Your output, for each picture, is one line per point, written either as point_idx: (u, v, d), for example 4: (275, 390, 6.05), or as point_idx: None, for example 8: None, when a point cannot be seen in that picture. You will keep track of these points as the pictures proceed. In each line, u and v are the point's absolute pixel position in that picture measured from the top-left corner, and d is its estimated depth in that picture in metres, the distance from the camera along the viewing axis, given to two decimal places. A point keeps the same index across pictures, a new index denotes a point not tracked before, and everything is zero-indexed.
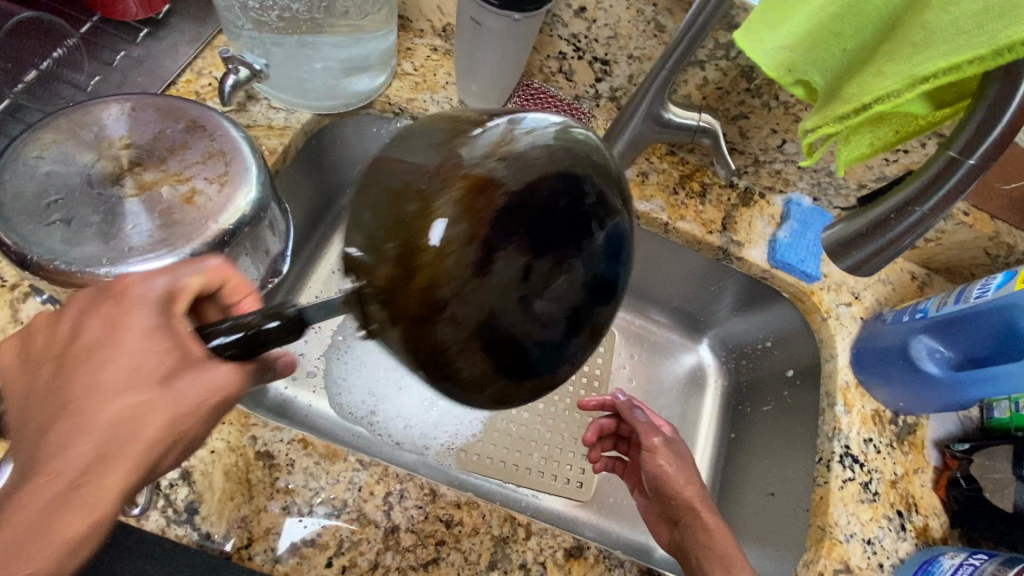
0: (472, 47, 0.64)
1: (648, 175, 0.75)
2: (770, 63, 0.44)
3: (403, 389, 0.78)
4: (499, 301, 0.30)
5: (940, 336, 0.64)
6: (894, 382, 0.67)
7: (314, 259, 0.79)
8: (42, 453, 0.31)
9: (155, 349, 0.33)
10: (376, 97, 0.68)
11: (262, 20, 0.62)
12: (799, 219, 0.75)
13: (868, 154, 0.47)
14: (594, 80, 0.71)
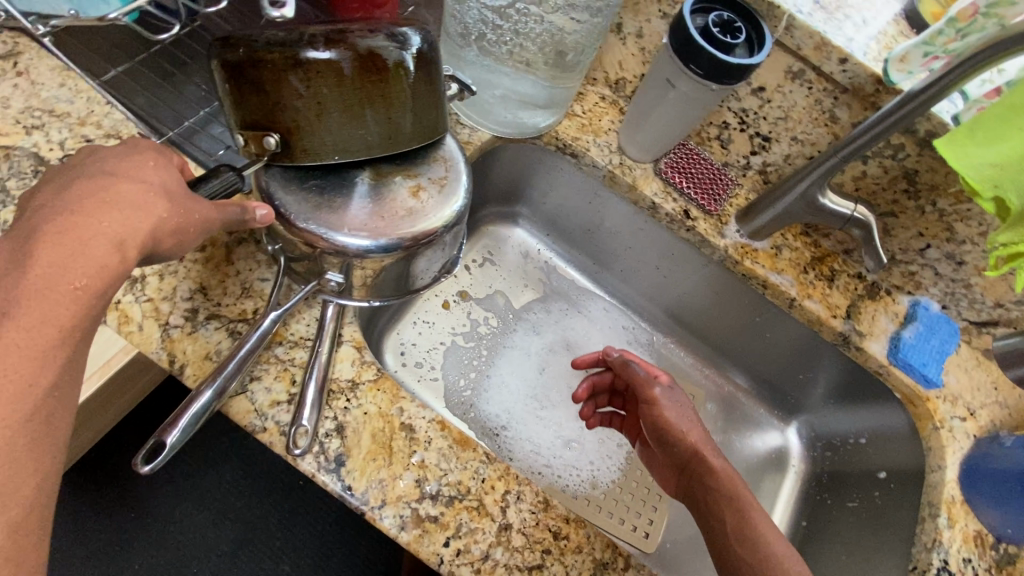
0: (654, 103, 0.69)
1: (781, 249, 0.78)
2: (976, 175, 0.48)
3: (541, 418, 0.86)
4: (330, 72, 0.44)
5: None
6: (1007, 506, 0.66)
7: None
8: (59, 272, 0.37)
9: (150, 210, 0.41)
10: (547, 130, 0.75)
11: (490, 49, 0.69)
12: (922, 319, 0.76)
13: None
14: (749, 152, 0.75)
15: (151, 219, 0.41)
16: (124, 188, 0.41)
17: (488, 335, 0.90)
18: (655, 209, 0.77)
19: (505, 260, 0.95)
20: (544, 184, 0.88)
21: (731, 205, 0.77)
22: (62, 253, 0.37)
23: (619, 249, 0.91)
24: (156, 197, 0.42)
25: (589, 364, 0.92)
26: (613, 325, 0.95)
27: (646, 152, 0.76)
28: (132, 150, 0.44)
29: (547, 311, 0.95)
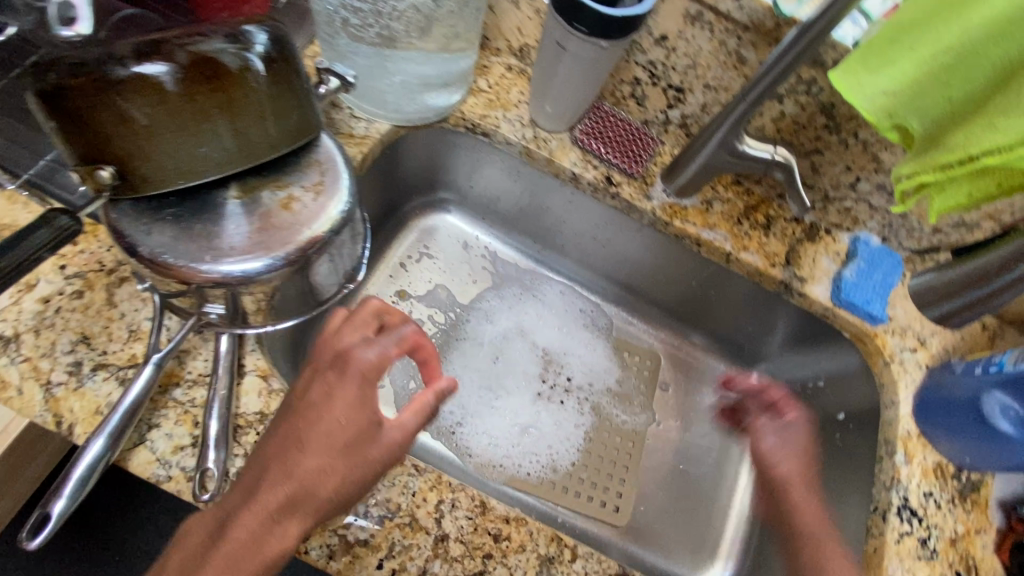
0: (553, 67, 0.65)
1: (713, 203, 0.75)
2: (871, 107, 0.45)
3: (496, 409, 0.85)
4: (155, 88, 0.39)
5: (1015, 392, 0.60)
6: (961, 437, 0.64)
7: (378, 259, 0.87)
8: (280, 487, 0.45)
9: (344, 422, 0.48)
10: (451, 112, 0.71)
11: (360, 35, 0.62)
12: (864, 254, 0.74)
13: (964, 204, 0.46)
14: (667, 106, 0.71)
15: (374, 444, 0.49)
16: (342, 407, 0.48)
17: (434, 332, 0.87)
18: (576, 180, 0.73)
19: (439, 250, 0.91)
20: (465, 167, 0.84)
21: (654, 164, 0.74)
22: (276, 462, 0.46)
23: (554, 223, 0.89)
24: (369, 405, 0.49)
25: (543, 348, 0.90)
26: (562, 303, 0.94)
27: (558, 122, 0.72)
28: (325, 372, 0.50)
29: (499, 298, 0.92)
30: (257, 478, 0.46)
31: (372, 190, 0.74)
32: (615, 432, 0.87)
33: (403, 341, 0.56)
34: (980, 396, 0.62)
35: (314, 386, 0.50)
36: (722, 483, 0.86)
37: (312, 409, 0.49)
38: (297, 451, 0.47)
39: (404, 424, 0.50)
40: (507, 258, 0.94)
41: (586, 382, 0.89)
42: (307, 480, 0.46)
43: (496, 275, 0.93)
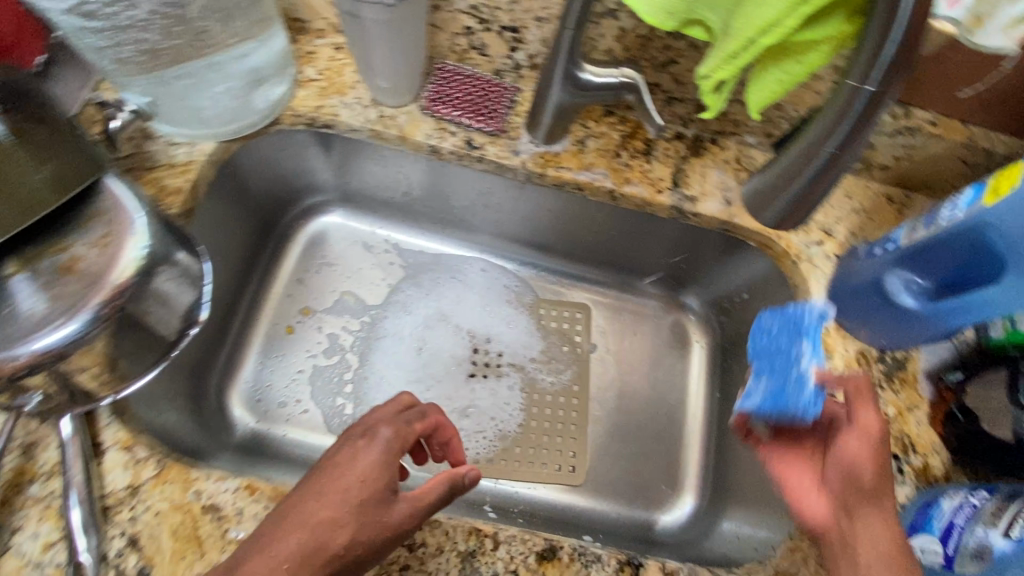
0: (364, 39, 0.58)
1: (586, 142, 0.70)
2: (652, 12, 0.46)
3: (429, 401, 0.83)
4: None
5: (914, 264, 0.57)
6: (872, 319, 0.62)
7: (270, 280, 0.82)
8: (293, 532, 0.45)
9: (365, 481, 0.48)
10: (281, 110, 0.65)
11: (121, 57, 0.52)
12: (766, 347, 0.61)
13: (776, 90, 0.49)
14: (510, 50, 0.67)
15: (388, 508, 0.48)
16: (363, 466, 0.49)
17: (351, 342, 0.83)
18: (436, 152, 0.67)
19: (336, 254, 0.86)
20: (329, 164, 0.78)
21: (516, 115, 0.68)
22: (293, 512, 0.46)
23: (442, 198, 0.84)
24: (389, 471, 0.50)
25: (469, 331, 0.88)
26: (484, 279, 0.91)
27: (399, 96, 0.65)
28: (352, 440, 0.52)
29: (417, 286, 0.89)
30: (272, 525, 0.46)
31: (224, 214, 0.68)
32: (556, 394, 0.85)
33: (427, 417, 0.58)
34: (881, 276, 0.59)
35: (341, 448, 0.51)
36: (677, 417, 0.85)
37: (336, 467, 0.49)
38: (315, 501, 0.47)
39: (419, 501, 0.49)
40: (411, 245, 0.90)
41: (515, 354, 0.87)
42: (318, 530, 0.45)
43: (408, 266, 0.89)
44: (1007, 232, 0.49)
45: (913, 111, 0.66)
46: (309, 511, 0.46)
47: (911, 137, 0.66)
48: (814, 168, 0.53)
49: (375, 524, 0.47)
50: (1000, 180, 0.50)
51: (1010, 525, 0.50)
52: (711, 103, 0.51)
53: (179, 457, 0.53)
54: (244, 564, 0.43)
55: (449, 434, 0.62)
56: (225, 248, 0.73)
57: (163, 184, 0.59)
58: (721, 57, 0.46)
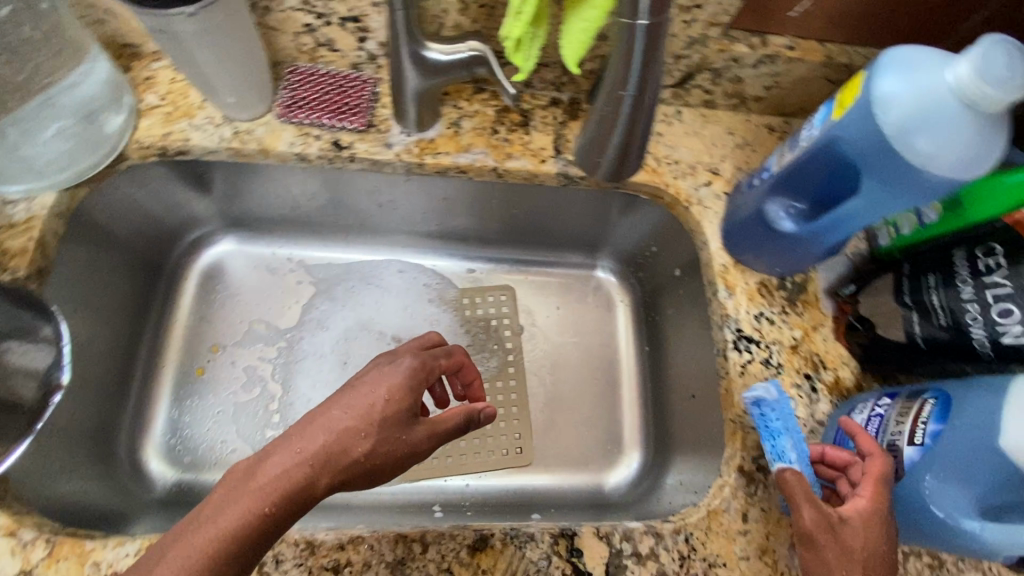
0: (187, 56, 0.54)
1: (460, 123, 0.68)
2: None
3: None
4: None
5: (788, 188, 0.58)
6: (765, 250, 0.63)
7: (168, 323, 0.78)
8: (317, 434, 0.44)
9: (390, 398, 0.47)
10: (125, 143, 0.61)
11: None
12: (765, 428, 0.56)
13: (584, 40, 0.48)
14: (359, 41, 0.62)
15: (408, 430, 0.48)
16: (387, 385, 0.48)
17: (270, 371, 0.79)
18: (304, 160, 0.64)
19: (236, 285, 0.82)
20: (203, 192, 0.74)
21: (381, 107, 0.66)
22: (320, 418, 0.46)
23: (335, 205, 0.80)
24: (414, 394, 0.49)
25: (394, 335, 0.84)
26: (403, 280, 0.88)
27: (250, 108, 0.62)
28: (386, 360, 0.51)
29: (332, 300, 0.85)
30: (301, 425, 0.45)
31: (86, 268, 0.64)
32: (490, 381, 0.84)
33: (452, 355, 0.57)
34: (761, 205, 0.61)
35: (370, 369, 0.50)
36: (612, 376, 0.86)
37: (363, 382, 0.48)
38: (341, 411, 0.46)
39: (438, 427, 0.50)
40: (314, 258, 0.85)
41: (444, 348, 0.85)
42: (344, 435, 0.45)
43: (319, 280, 0.85)
44: (854, 143, 0.49)
45: (769, 39, 0.65)
46: (335, 417, 0.46)
47: (773, 65, 0.66)
48: (627, 104, 0.55)
49: (396, 439, 0.47)
50: (849, 93, 0.50)
51: (914, 424, 0.52)
52: (524, 66, 0.50)
53: (74, 528, 0.50)
54: (271, 455, 0.43)
55: (471, 376, 0.64)
56: (102, 301, 0.68)
57: (5, 246, 0.55)
58: (512, 13, 0.46)
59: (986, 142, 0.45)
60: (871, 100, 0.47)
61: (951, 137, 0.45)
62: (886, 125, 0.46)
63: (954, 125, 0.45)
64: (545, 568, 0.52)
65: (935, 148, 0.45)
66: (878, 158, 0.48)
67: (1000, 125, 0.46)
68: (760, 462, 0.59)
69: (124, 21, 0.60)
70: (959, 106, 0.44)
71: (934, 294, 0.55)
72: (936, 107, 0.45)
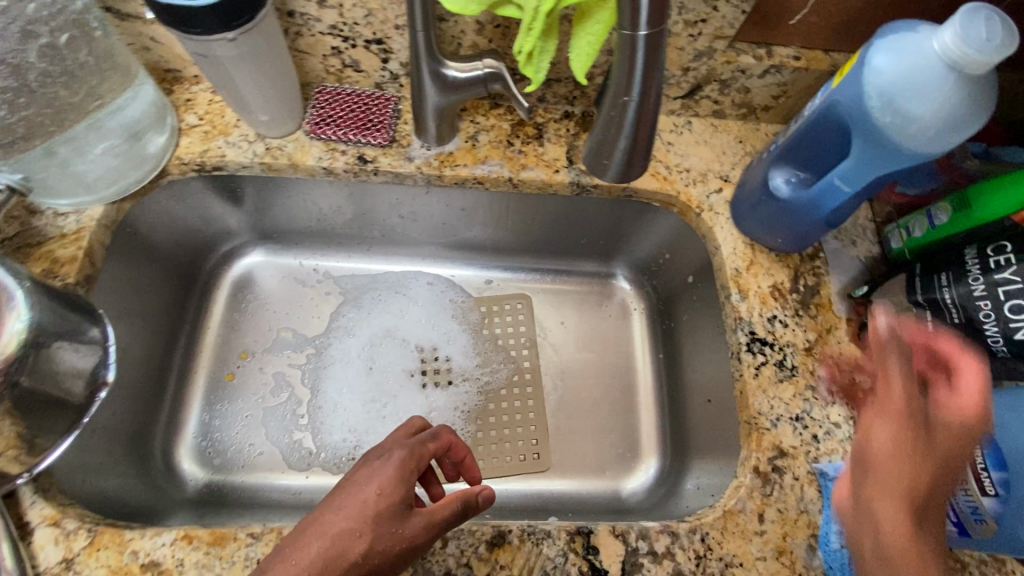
0: (224, 79, 0.59)
1: (477, 137, 0.71)
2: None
3: (387, 418, 0.81)
4: None
5: (789, 159, 0.61)
6: (767, 219, 0.65)
7: (201, 331, 0.82)
8: (311, 541, 0.46)
9: (381, 492, 0.49)
10: (167, 160, 0.65)
11: None
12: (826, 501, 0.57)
13: (592, 52, 0.51)
14: (382, 62, 0.66)
15: (404, 522, 0.48)
16: (378, 481, 0.49)
17: (298, 375, 0.82)
18: (331, 174, 0.68)
19: (268, 273, 0.86)
20: (235, 205, 0.78)
21: (403, 123, 0.70)
22: (313, 524, 0.48)
23: (359, 217, 0.84)
24: (404, 486, 0.50)
25: (417, 344, 0.87)
26: (431, 292, 0.91)
27: (281, 125, 0.66)
28: (373, 454, 0.53)
29: (358, 308, 0.88)
30: (296, 538, 0.47)
31: (128, 280, 0.69)
32: (507, 388, 0.86)
33: (440, 437, 0.56)
34: (765, 175, 0.63)
35: (359, 464, 0.52)
36: (629, 383, 0.87)
37: (351, 480, 0.50)
38: (334, 514, 0.48)
39: (434, 516, 0.50)
40: (340, 269, 0.89)
41: (464, 356, 0.87)
42: (338, 540, 0.46)
43: (345, 289, 0.88)
44: (850, 108, 0.52)
45: (775, 50, 0.67)
46: (327, 521, 0.47)
47: (779, 74, 0.68)
48: (631, 110, 0.57)
49: (392, 538, 0.48)
50: (849, 64, 0.53)
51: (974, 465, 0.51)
52: (536, 77, 0.52)
53: (113, 521, 0.53)
54: (268, 572, 0.45)
55: (461, 454, 0.61)
56: (142, 309, 0.72)
57: (56, 254, 0.60)
58: (522, 32, 0.48)
59: (969, 105, 0.47)
60: (863, 63, 0.50)
61: (931, 97, 0.47)
62: (874, 82, 0.49)
63: (936, 86, 0.46)
64: (561, 565, 0.53)
65: (915, 106, 0.47)
66: (868, 117, 0.50)
67: (984, 96, 0.47)
68: (776, 463, 0.59)
69: (168, 48, 0.65)
70: (943, 69, 0.46)
71: (947, 292, 0.56)
72: (924, 68, 0.46)
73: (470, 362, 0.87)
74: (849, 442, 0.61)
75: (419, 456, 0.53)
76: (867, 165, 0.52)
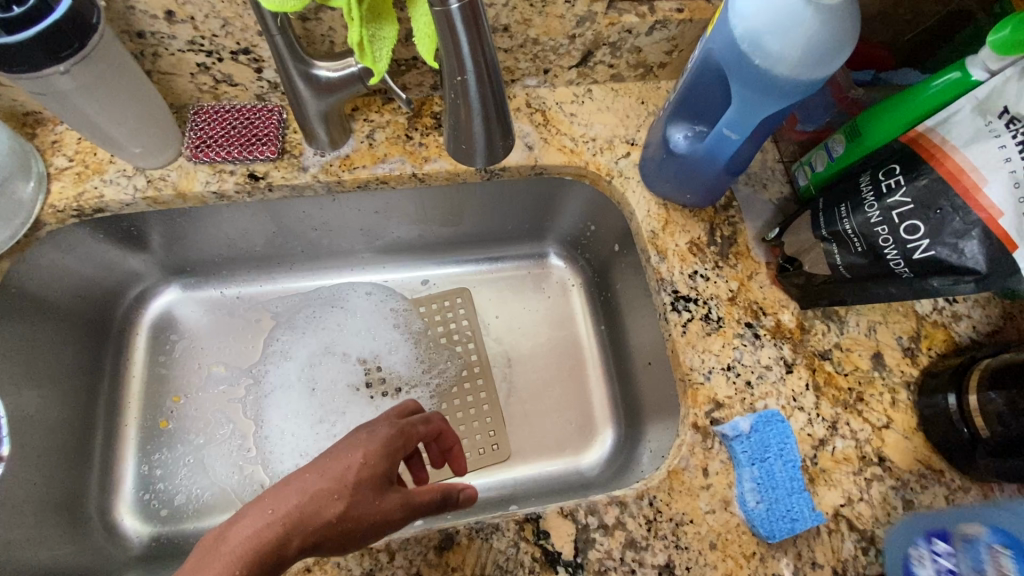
0: (76, 115, 0.55)
1: (374, 136, 0.69)
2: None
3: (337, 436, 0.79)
4: None
5: (683, 113, 0.61)
6: (675, 179, 0.65)
7: (124, 380, 0.78)
8: (289, 492, 0.45)
9: (365, 461, 0.48)
10: (39, 210, 0.61)
11: None
12: (739, 460, 0.57)
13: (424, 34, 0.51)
14: (256, 72, 0.63)
15: (383, 494, 0.47)
16: (364, 450, 0.48)
17: (237, 409, 0.79)
18: (223, 197, 0.65)
19: (188, 312, 0.82)
20: (136, 244, 0.74)
21: (292, 132, 0.67)
22: (294, 481, 0.46)
23: (273, 237, 0.80)
24: (388, 461, 0.49)
25: (358, 357, 0.84)
26: (370, 301, 0.88)
27: (159, 155, 0.62)
28: (365, 427, 0.52)
29: (291, 329, 0.84)
30: (278, 489, 0.46)
31: (20, 344, 0.65)
32: (456, 385, 0.85)
33: (431, 421, 0.56)
34: (664, 133, 0.63)
35: (348, 436, 0.51)
36: (576, 358, 0.86)
37: (336, 449, 0.49)
38: (317, 474, 0.47)
39: (411, 498, 0.49)
40: (264, 292, 0.85)
41: (408, 360, 0.85)
42: (318, 496, 0.45)
43: (275, 311, 0.85)
44: (724, 56, 0.51)
45: (656, 5, 0.66)
46: (308, 479, 0.46)
47: (666, 29, 0.68)
48: (473, 91, 0.56)
49: (370, 504, 0.46)
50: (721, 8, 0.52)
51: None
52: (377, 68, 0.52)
53: None
54: (243, 518, 0.44)
55: (450, 443, 0.61)
56: (45, 369, 0.68)
57: None
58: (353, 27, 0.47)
59: (833, 36, 0.46)
60: (731, 7, 0.49)
61: (796, 35, 0.46)
62: (740, 26, 0.48)
63: (797, 24, 0.46)
64: (514, 557, 0.52)
65: (778, 48, 0.47)
66: (742, 63, 0.50)
67: (847, 29, 0.47)
68: (714, 416, 0.59)
69: (18, 90, 0.60)
70: (802, 4, 0.45)
71: (847, 222, 0.56)
72: (783, 7, 0.46)
73: (414, 366, 0.85)
74: (781, 382, 0.61)
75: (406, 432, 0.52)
76: (750, 111, 0.52)
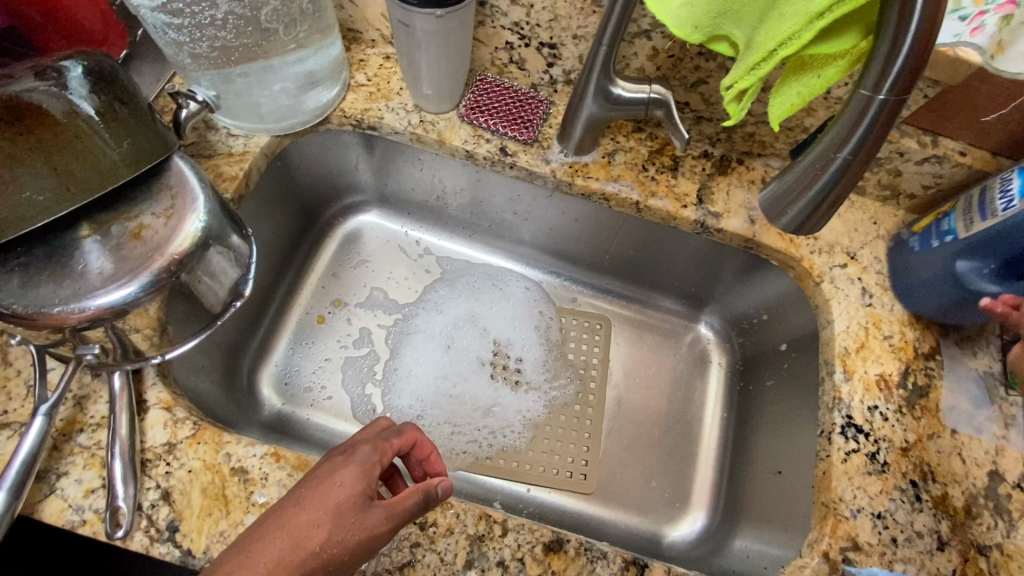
0: (410, 48, 0.63)
1: (614, 155, 0.73)
2: (679, 24, 0.47)
3: (454, 397, 0.84)
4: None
5: (980, 253, 0.58)
6: (951, 305, 0.63)
7: (305, 271, 0.87)
8: (268, 534, 0.45)
9: (342, 481, 0.48)
10: (332, 110, 0.71)
11: (197, 52, 0.58)
12: None
13: (796, 104, 0.50)
14: (547, 66, 0.70)
15: (365, 512, 0.47)
16: (341, 473, 0.49)
17: (381, 336, 0.85)
18: (471, 157, 0.72)
19: (375, 237, 0.90)
20: (370, 165, 0.83)
21: (549, 126, 0.72)
22: (272, 521, 0.46)
23: (472, 205, 0.87)
24: (361, 485, 0.49)
25: (495, 338, 0.88)
26: (525, 296, 0.92)
27: (440, 103, 0.70)
28: (338, 449, 0.53)
29: (450, 287, 0.90)
30: (258, 531, 0.46)
31: (267, 209, 0.75)
32: (569, 402, 0.86)
33: (404, 434, 0.55)
34: (949, 266, 0.61)
35: (324, 459, 0.51)
36: (690, 432, 0.85)
37: (311, 476, 0.49)
38: (293, 508, 0.47)
39: (394, 509, 0.49)
40: (440, 246, 0.92)
41: (536, 359, 0.88)
42: (297, 529, 0.45)
43: (444, 266, 0.91)
44: None
45: (941, 141, 0.65)
46: (287, 515, 0.46)
47: (939, 166, 0.66)
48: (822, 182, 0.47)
49: (351, 528, 0.46)
50: None
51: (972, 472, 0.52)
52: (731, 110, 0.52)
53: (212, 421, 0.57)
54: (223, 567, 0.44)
55: (427, 451, 0.58)
56: (268, 235, 0.78)
57: (222, 170, 0.66)
58: (740, 68, 0.48)
59: None
60: None
61: None
62: None
63: None
64: None
65: None
66: None
67: None
68: (847, 554, 0.57)
69: (360, 11, 0.70)
70: None
71: None
72: None
73: (538, 370, 0.87)
74: (929, 556, 0.57)
75: (381, 453, 0.52)
76: None
